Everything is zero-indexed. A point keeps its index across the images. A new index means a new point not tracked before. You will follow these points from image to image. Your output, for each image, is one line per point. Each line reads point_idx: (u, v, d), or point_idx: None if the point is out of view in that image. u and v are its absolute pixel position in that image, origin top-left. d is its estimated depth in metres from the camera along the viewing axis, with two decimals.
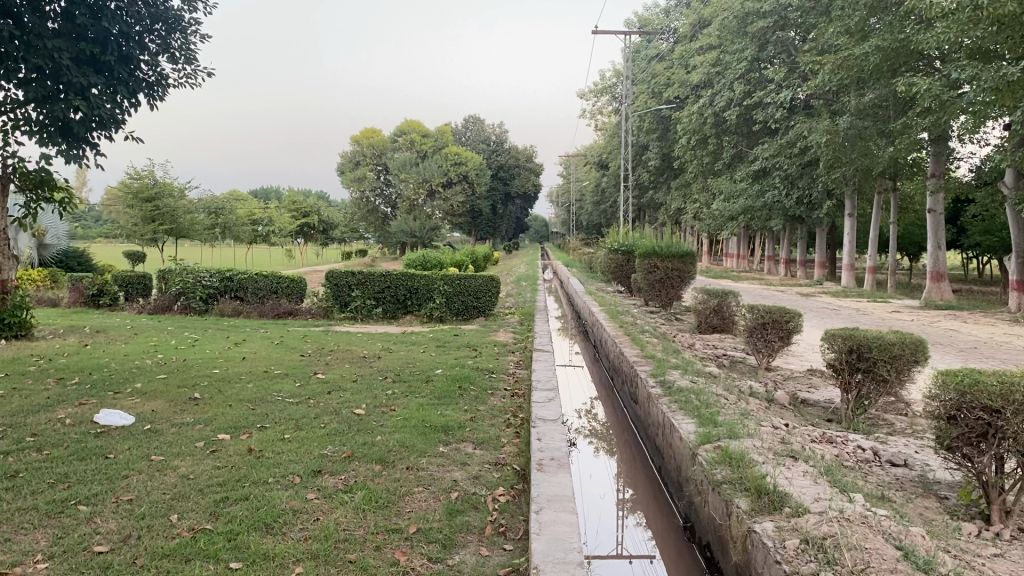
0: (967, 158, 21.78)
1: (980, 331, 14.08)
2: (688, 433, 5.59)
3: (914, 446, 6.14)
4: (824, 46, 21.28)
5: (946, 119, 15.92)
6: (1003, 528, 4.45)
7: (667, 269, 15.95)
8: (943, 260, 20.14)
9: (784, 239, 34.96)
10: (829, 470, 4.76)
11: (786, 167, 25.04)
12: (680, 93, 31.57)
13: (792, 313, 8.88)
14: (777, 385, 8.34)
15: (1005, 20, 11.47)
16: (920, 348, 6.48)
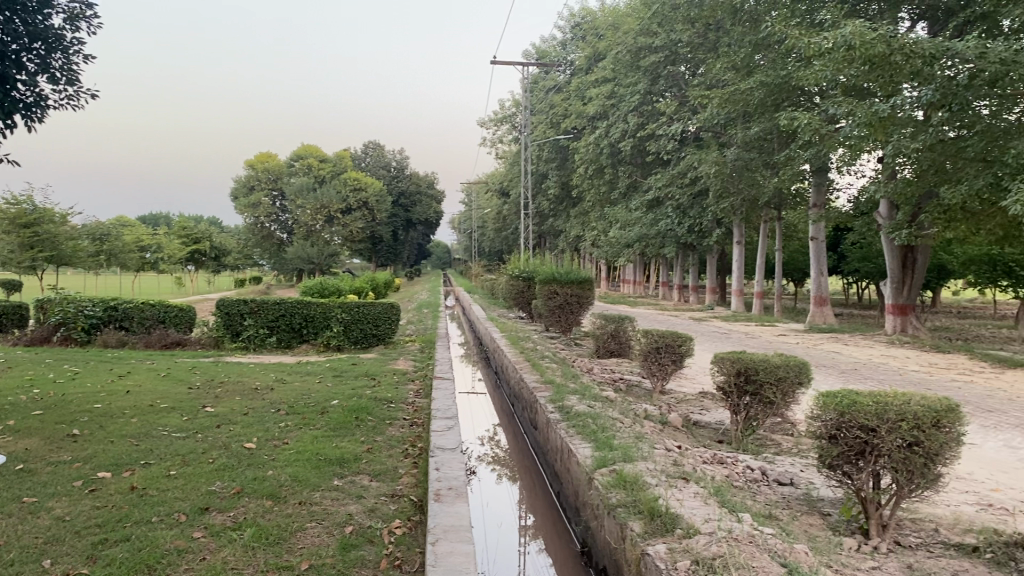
0: (845, 189, 23.00)
1: (860, 353, 14.83)
2: (585, 457, 5.65)
3: (799, 465, 6.40)
4: (713, 82, 22.15)
5: (825, 152, 16.79)
6: (880, 542, 4.68)
7: (566, 294, 16.17)
8: (825, 285, 21.15)
9: (678, 265, 36.00)
10: (718, 491, 4.90)
11: (678, 197, 25.90)
12: (577, 123, 32.31)
13: (684, 338, 9.15)
14: (671, 408, 8.53)
15: (876, 60, 12.13)
16: (803, 370, 6.77)
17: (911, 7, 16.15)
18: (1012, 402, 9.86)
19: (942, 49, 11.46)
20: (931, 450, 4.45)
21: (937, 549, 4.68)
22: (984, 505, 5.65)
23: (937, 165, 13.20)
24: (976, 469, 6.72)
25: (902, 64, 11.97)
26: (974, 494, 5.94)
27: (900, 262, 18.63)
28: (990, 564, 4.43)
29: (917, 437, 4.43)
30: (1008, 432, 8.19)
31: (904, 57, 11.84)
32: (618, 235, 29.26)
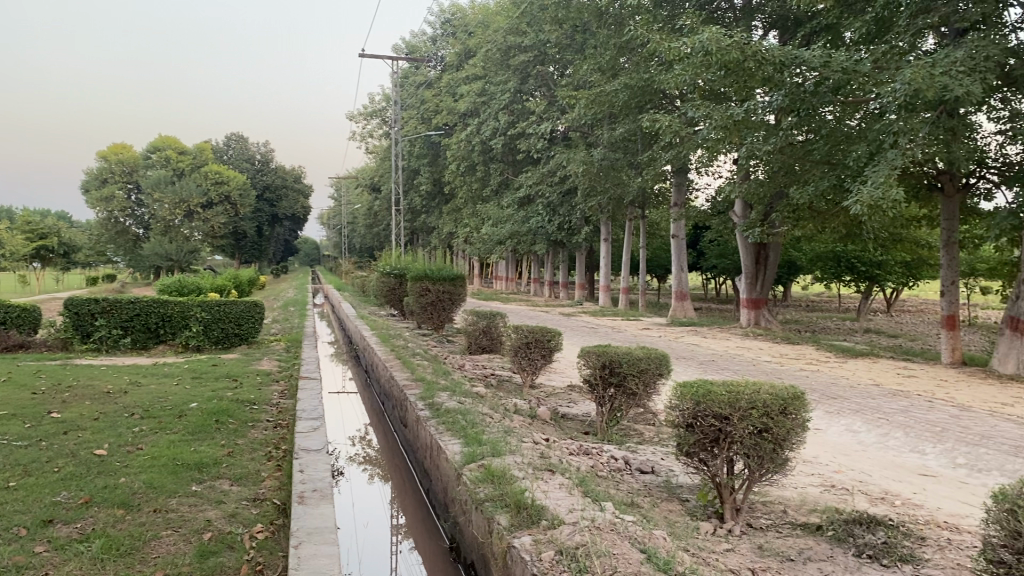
0: (704, 188, 24.00)
1: (718, 345, 15.52)
2: (454, 453, 5.67)
3: (660, 454, 6.65)
4: (580, 83, 22.63)
5: (686, 154, 17.44)
6: (734, 524, 4.93)
7: (438, 292, 16.15)
8: (685, 281, 22.03)
9: (548, 261, 36.55)
10: (582, 481, 5.01)
11: (547, 195, 26.37)
12: (448, 119, 32.34)
13: (553, 333, 9.31)
14: (540, 402, 8.68)
15: (731, 66, 12.58)
16: (663, 361, 7.07)
17: (764, 16, 17.15)
18: (853, 389, 10.59)
19: (791, 58, 12.11)
20: (779, 436, 4.73)
21: (784, 530, 4.98)
22: (827, 486, 6.04)
23: (787, 167, 13.97)
24: (821, 453, 7.16)
25: (754, 70, 12.50)
26: (818, 477, 6.34)
27: (753, 260, 19.64)
28: (832, 541, 4.76)
29: (767, 423, 4.70)
30: (850, 417, 8.76)
31: (756, 63, 12.34)
32: (490, 232, 29.45)
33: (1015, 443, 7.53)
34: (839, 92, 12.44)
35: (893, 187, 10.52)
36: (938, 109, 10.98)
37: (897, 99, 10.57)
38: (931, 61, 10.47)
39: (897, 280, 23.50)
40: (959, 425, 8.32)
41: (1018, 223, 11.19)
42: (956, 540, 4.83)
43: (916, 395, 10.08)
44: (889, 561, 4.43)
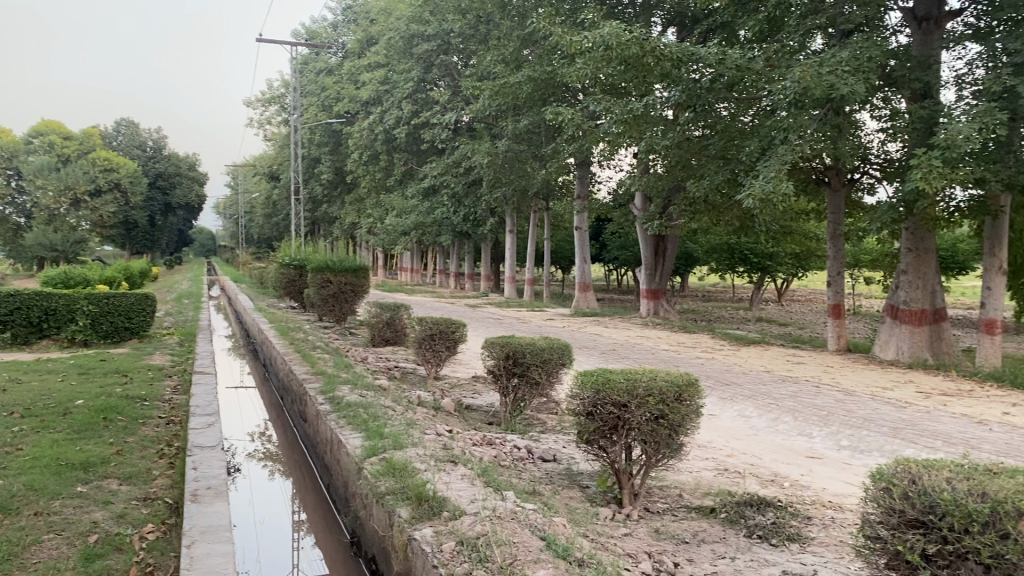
0: (606, 181, 24.38)
1: (619, 335, 15.83)
2: (355, 448, 5.59)
3: (562, 442, 6.75)
4: (484, 74, 22.60)
5: (588, 146, 17.67)
6: (632, 509, 5.05)
7: (340, 283, 15.89)
8: (588, 272, 22.37)
9: (453, 252, 36.48)
10: (485, 471, 5.03)
11: (451, 185, 26.29)
12: (349, 107, 31.85)
13: (457, 324, 9.30)
14: (443, 393, 8.66)
15: (631, 61, 12.77)
16: (565, 352, 7.13)
17: (662, 13, 17.51)
18: (746, 376, 11.00)
19: (688, 55, 12.44)
20: (674, 422, 4.87)
21: (679, 513, 5.14)
22: (720, 469, 6.26)
23: (684, 161, 14.33)
24: (715, 438, 7.38)
25: (653, 65, 12.72)
26: (712, 460, 6.55)
27: (653, 251, 20.11)
28: (725, 523, 4.93)
29: (663, 410, 4.82)
30: (743, 403, 9.08)
31: (654, 59, 12.58)
32: (393, 223, 29.15)
33: (893, 425, 7.96)
34: (734, 89, 12.83)
35: (783, 181, 10.95)
36: (826, 106, 11.44)
37: (787, 96, 11.00)
38: (818, 61, 10.92)
39: (786, 271, 24.77)
40: (843, 409, 8.73)
41: (897, 217, 11.81)
42: (838, 518, 5.08)
43: (804, 381, 10.53)
44: (778, 541, 4.63)
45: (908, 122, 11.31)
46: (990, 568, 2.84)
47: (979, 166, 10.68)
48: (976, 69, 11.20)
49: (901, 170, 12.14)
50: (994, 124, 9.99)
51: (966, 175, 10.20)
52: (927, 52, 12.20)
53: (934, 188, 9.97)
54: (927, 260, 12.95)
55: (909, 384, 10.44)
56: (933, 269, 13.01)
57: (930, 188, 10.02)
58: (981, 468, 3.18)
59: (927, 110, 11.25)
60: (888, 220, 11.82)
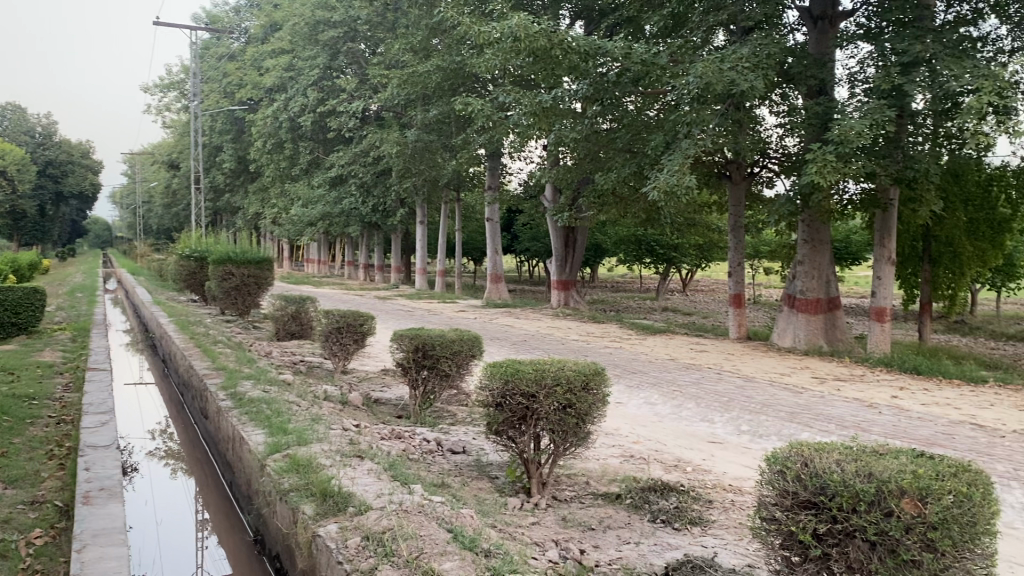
0: (516, 172, 24.48)
1: (529, 326, 15.95)
2: (257, 444, 5.46)
3: (471, 434, 6.75)
4: (392, 63, 22.39)
5: (498, 137, 17.73)
6: (541, 498, 5.09)
7: (243, 276, 15.50)
8: (499, 264, 22.44)
9: (363, 244, 36.03)
10: (392, 465, 4.99)
11: (360, 175, 25.96)
12: (253, 94, 31.05)
13: (365, 317, 9.18)
14: (351, 387, 8.55)
15: (539, 53, 12.78)
16: (476, 343, 7.11)
17: (570, 6, 17.65)
18: (652, 364, 11.24)
19: (595, 48, 12.57)
20: (581, 411, 4.93)
21: (586, 500, 5.21)
22: (626, 457, 6.38)
23: (593, 153, 14.48)
24: (622, 426, 7.52)
25: (561, 58, 12.78)
26: (619, 448, 6.67)
27: (563, 242, 20.32)
28: (630, 509, 5.03)
29: (570, 399, 4.87)
30: (648, 391, 9.28)
31: (562, 52, 12.63)
32: (300, 214, 28.56)
33: (790, 409, 8.28)
34: (640, 83, 13.02)
35: (686, 174, 11.21)
36: (727, 102, 11.74)
37: (690, 91, 11.25)
38: (720, 57, 11.20)
39: (691, 262, 25.44)
40: (743, 395, 9.04)
41: (794, 209, 12.24)
42: (737, 501, 5.26)
43: (706, 368, 10.85)
44: (681, 524, 4.75)
45: (805, 118, 11.74)
46: (876, 545, 2.98)
47: (870, 160, 11.17)
48: (867, 68, 11.69)
49: (798, 164, 12.59)
50: (884, 121, 10.45)
51: (858, 169, 10.67)
52: (822, 51, 12.67)
53: (828, 182, 10.38)
54: (822, 251, 13.45)
55: (805, 370, 10.87)
56: (828, 259, 13.52)
57: (824, 182, 10.43)
58: (867, 450, 3.32)
59: (822, 107, 11.68)
60: (785, 212, 12.24)
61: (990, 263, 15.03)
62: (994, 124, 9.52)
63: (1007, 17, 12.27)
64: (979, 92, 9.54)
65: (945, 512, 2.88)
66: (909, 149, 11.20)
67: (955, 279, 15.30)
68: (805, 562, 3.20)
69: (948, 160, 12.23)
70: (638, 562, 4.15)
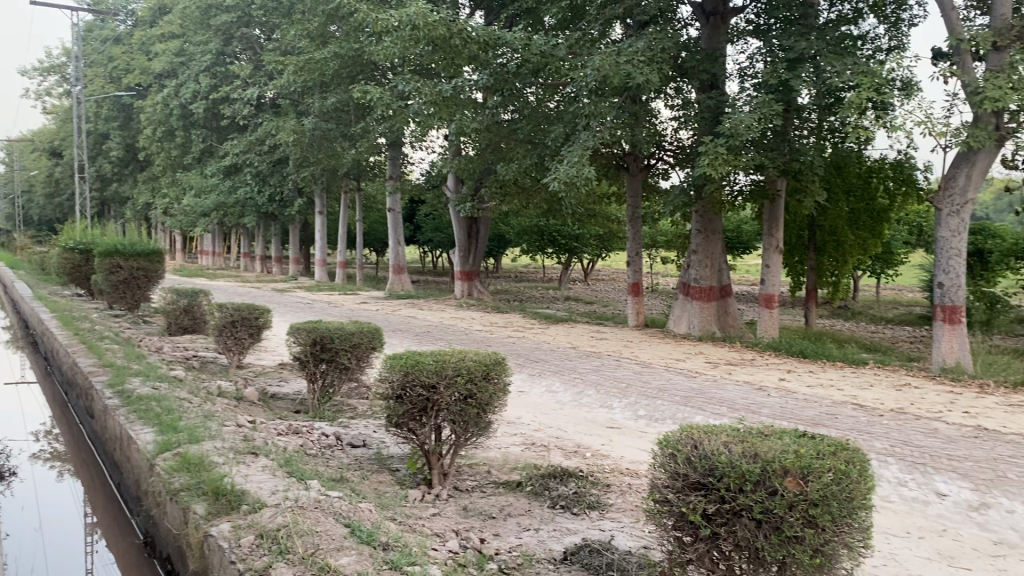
0: (417, 162, 24.32)
1: (432, 317, 15.90)
2: (146, 444, 5.27)
3: (372, 427, 6.70)
4: (288, 49, 21.92)
5: (398, 126, 17.58)
6: (441, 489, 5.08)
7: (131, 268, 14.89)
8: (402, 255, 22.29)
9: (261, 234, 35.12)
10: (288, 461, 4.90)
11: (256, 164, 25.30)
12: (140, 80, 29.85)
13: (261, 310, 8.97)
14: (247, 382, 8.34)
15: (438, 42, 12.66)
16: (376, 336, 7.06)
17: None
18: (553, 352, 11.40)
19: (494, 39, 12.61)
20: (482, 401, 4.96)
21: (487, 489, 5.23)
22: (527, 444, 6.44)
23: (494, 143, 14.52)
24: (523, 414, 7.59)
25: (460, 48, 12.71)
26: (520, 436, 6.73)
27: (465, 233, 20.32)
28: (530, 495, 5.09)
29: (470, 390, 4.89)
30: (549, 379, 9.40)
31: (461, 41, 12.56)
32: (192, 204, 27.60)
33: (685, 393, 8.54)
34: (539, 75, 13.10)
35: (585, 166, 11.38)
36: (624, 95, 11.94)
37: (588, 83, 11.38)
38: (617, 50, 11.40)
39: (591, 252, 25.86)
40: (640, 380, 9.27)
41: (688, 200, 12.57)
42: (634, 484, 5.39)
43: (606, 356, 11.06)
44: (579, 509, 4.83)
45: (698, 112, 12.07)
46: (761, 523, 3.08)
47: (759, 153, 11.57)
48: (756, 63, 12.09)
49: (693, 156, 12.93)
50: (771, 115, 10.85)
51: (747, 161, 11.05)
52: (714, 46, 13.05)
53: (720, 174, 10.72)
54: (714, 240, 13.85)
55: (700, 356, 11.22)
56: (719, 248, 13.95)
57: (716, 174, 10.76)
58: (753, 432, 3.45)
59: (714, 101, 12.02)
60: (680, 203, 12.56)
61: (869, 251, 15.92)
62: (872, 119, 10.01)
63: (884, 18, 12.92)
64: (860, 88, 10.00)
65: (825, 489, 3.03)
66: (795, 142, 11.66)
67: (838, 266, 16.09)
68: (695, 542, 3.27)
69: (832, 152, 12.80)
70: (537, 549, 4.21)
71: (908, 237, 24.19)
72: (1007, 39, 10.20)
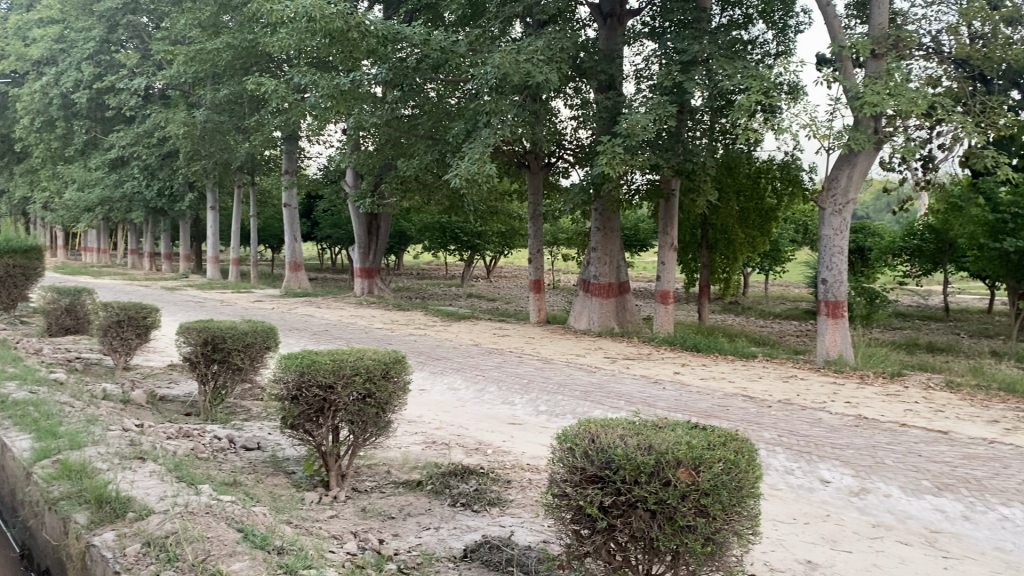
0: (315, 156, 23.87)
1: (330, 315, 15.64)
2: (22, 451, 4.98)
3: (267, 429, 6.54)
4: (178, 38, 21.20)
5: (294, 120, 17.22)
6: (340, 491, 4.99)
7: (7, 266, 14.09)
8: (299, 252, 21.86)
9: (149, 231, 33.79)
10: (177, 466, 4.72)
11: (144, 158, 24.32)
12: (16, 66, 28.27)
13: (149, 309, 8.64)
14: (134, 385, 8.01)
15: (335, 35, 12.42)
16: (270, 335, 6.90)
17: None
18: (453, 349, 11.40)
19: (394, 33, 12.49)
20: (380, 400, 4.90)
21: (387, 489, 5.18)
22: (428, 443, 6.41)
23: (393, 139, 14.37)
24: (424, 412, 7.55)
25: (359, 42, 12.52)
26: (420, 434, 6.68)
27: (365, 230, 20.09)
28: (430, 494, 5.06)
29: (368, 389, 4.82)
30: (450, 376, 9.40)
31: (359, 34, 12.36)
32: (75, 198, 26.29)
33: (584, 388, 8.67)
34: (439, 71, 13.06)
35: (486, 163, 11.39)
36: (524, 93, 12.03)
37: (488, 81, 11.39)
38: (516, 48, 11.46)
39: (493, 249, 25.96)
40: (540, 376, 9.37)
41: (586, 199, 12.76)
42: (534, 479, 5.44)
43: (507, 352, 11.13)
44: (480, 506, 4.84)
45: (596, 111, 12.28)
46: (655, 514, 3.15)
47: (654, 153, 11.84)
48: (652, 65, 12.39)
49: (590, 155, 13.13)
50: (665, 116, 11.14)
51: (644, 161, 11.31)
52: (612, 47, 13.31)
53: (617, 173, 10.92)
54: (612, 238, 14.10)
55: (598, 351, 11.42)
56: (617, 245, 14.22)
57: (614, 173, 10.97)
58: (647, 424, 3.52)
59: (611, 101, 12.24)
60: (579, 201, 12.73)
61: (757, 249, 16.56)
62: (761, 121, 10.40)
63: (772, 24, 13.45)
64: (749, 92, 10.38)
65: (715, 479, 3.13)
66: (688, 143, 12.00)
67: (728, 262, 16.69)
68: (592, 535, 3.31)
69: (724, 154, 13.22)
70: (437, 547, 4.19)
71: (795, 235, 25.23)
72: (884, 47, 10.78)
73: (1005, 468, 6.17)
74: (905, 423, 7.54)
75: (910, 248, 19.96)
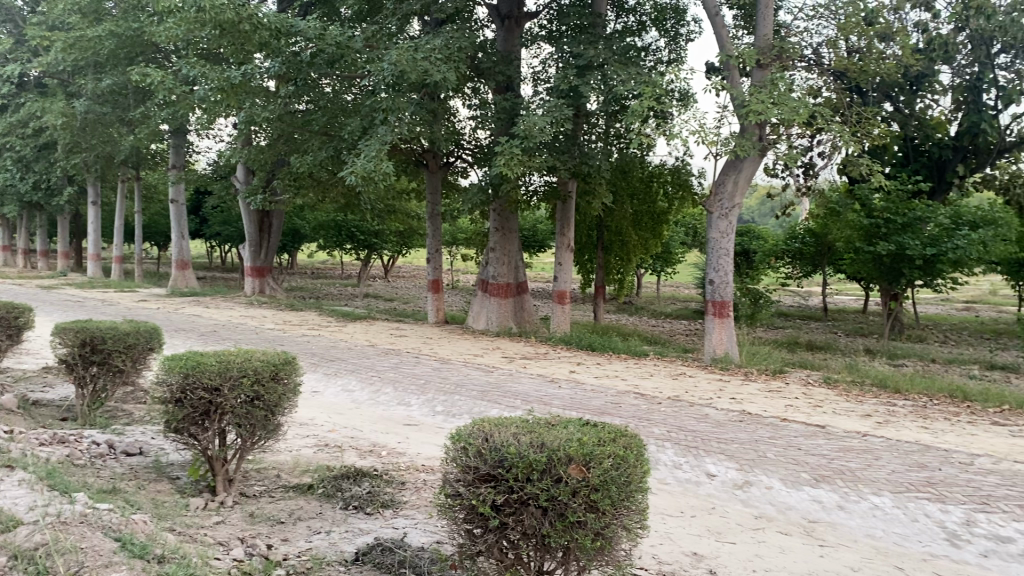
0: (204, 151, 23.07)
1: (219, 315, 15.18)
2: None
3: (150, 433, 6.30)
4: (56, 23, 20.16)
5: (183, 113, 16.63)
6: (226, 496, 4.85)
7: None
8: (186, 250, 21.11)
9: (25, 226, 31.97)
10: (50, 474, 4.48)
11: (18, 149, 22.99)
12: None
13: (21, 309, 8.18)
14: (4, 388, 7.57)
15: (225, 27, 12.05)
16: (153, 336, 6.64)
17: None
18: (348, 350, 11.24)
19: (287, 26, 12.26)
20: (270, 402, 4.78)
21: (277, 494, 5.06)
22: (319, 445, 6.29)
23: (287, 135, 14.03)
24: (316, 414, 7.42)
25: (251, 34, 12.18)
26: (312, 437, 6.55)
27: (258, 227, 19.63)
28: (322, 497, 4.98)
29: (257, 391, 4.69)
30: (345, 377, 9.26)
31: (251, 27, 12.02)
32: None
33: (480, 388, 8.69)
34: (334, 66, 12.84)
35: (384, 161, 11.26)
36: (421, 92, 11.98)
37: (385, 77, 11.27)
38: (414, 47, 11.40)
39: (390, 248, 25.73)
40: (436, 376, 9.34)
41: (485, 199, 12.80)
42: (428, 480, 5.42)
43: (403, 352, 11.05)
44: (373, 509, 4.78)
45: (494, 113, 12.34)
46: (547, 511, 3.19)
47: (551, 155, 11.99)
48: (548, 68, 12.55)
49: (488, 155, 13.18)
50: (561, 119, 11.30)
51: (540, 163, 11.43)
52: (509, 49, 13.42)
53: (514, 173, 10.98)
54: (510, 238, 14.18)
55: (495, 350, 11.48)
56: (515, 246, 14.31)
57: (511, 174, 11.03)
58: (538, 422, 3.56)
59: (509, 102, 12.33)
60: (478, 201, 12.76)
61: (650, 250, 16.97)
62: (654, 126, 10.67)
63: (664, 31, 13.79)
64: (642, 97, 10.63)
65: (604, 475, 3.19)
66: (584, 146, 12.21)
67: (622, 263, 17.04)
68: (485, 533, 3.31)
69: (618, 157, 13.47)
70: (327, 551, 4.12)
71: (684, 238, 25.96)
72: (769, 57, 11.24)
73: (876, 459, 6.53)
74: (786, 418, 7.88)
75: (792, 250, 21.03)
